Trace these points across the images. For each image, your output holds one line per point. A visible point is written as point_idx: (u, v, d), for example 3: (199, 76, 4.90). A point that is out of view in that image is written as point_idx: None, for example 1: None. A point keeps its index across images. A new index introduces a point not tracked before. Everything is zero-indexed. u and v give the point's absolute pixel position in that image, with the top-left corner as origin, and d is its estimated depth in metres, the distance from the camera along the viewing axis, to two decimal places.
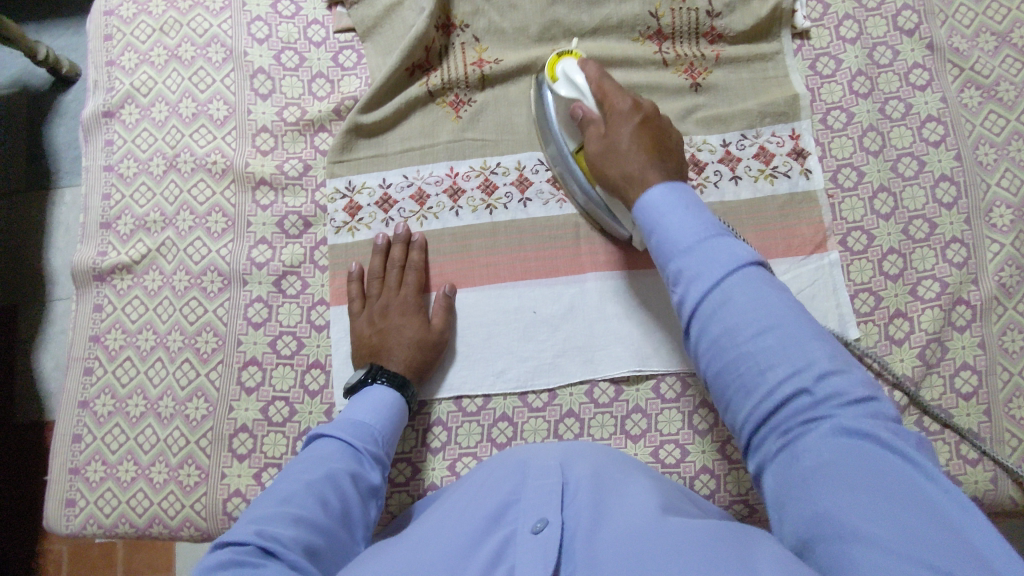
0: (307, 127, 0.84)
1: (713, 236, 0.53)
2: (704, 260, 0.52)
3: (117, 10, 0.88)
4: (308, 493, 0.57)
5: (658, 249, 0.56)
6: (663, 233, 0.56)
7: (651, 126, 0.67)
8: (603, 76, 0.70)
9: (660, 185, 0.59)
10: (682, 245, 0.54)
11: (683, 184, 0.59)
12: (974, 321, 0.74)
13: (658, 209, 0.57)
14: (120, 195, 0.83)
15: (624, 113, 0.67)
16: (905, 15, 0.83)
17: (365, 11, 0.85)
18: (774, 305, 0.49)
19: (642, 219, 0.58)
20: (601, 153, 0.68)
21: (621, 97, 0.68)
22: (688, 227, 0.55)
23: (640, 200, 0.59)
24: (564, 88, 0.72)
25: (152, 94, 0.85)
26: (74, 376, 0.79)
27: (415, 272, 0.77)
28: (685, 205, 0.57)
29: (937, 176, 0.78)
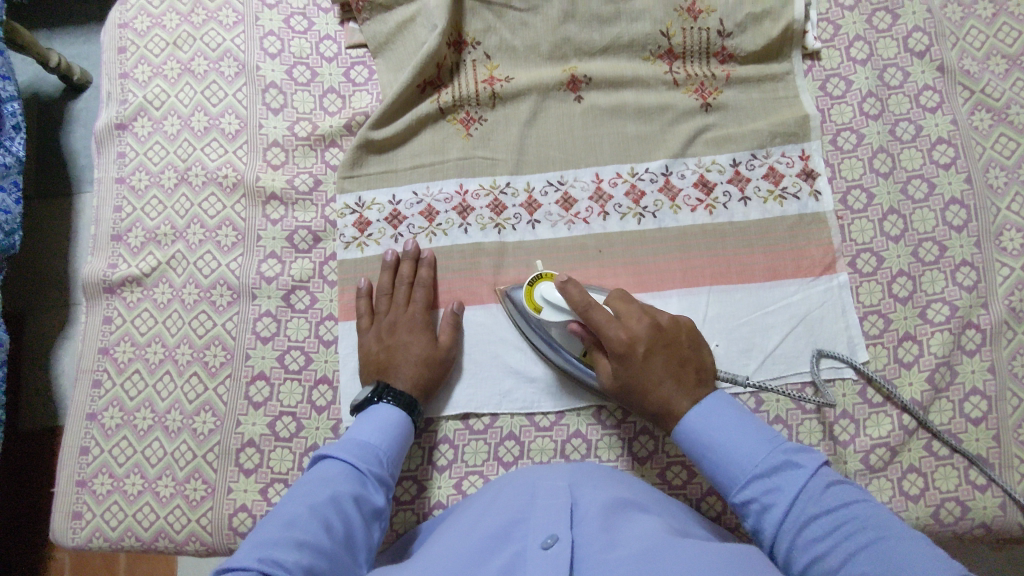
0: (318, 142, 0.84)
1: (775, 456, 0.56)
2: (774, 487, 0.55)
3: (131, 23, 0.88)
4: (312, 516, 0.57)
5: (722, 477, 0.58)
6: (719, 462, 0.58)
7: (665, 347, 0.65)
8: (588, 304, 0.67)
9: (704, 399, 0.62)
10: (743, 476, 0.56)
11: (715, 393, 0.62)
12: (984, 345, 0.74)
13: (719, 429, 0.60)
14: (131, 207, 0.83)
15: (635, 360, 0.65)
16: (916, 37, 0.83)
17: (377, 26, 0.85)
18: (848, 511, 0.51)
19: (689, 445, 0.61)
20: (628, 391, 0.66)
21: (614, 328, 0.65)
22: (745, 446, 0.57)
23: (682, 422, 0.62)
24: (554, 315, 0.71)
25: (165, 107, 0.86)
26: (82, 388, 0.79)
27: (423, 289, 0.77)
28: (735, 419, 0.60)
29: (947, 198, 0.78)
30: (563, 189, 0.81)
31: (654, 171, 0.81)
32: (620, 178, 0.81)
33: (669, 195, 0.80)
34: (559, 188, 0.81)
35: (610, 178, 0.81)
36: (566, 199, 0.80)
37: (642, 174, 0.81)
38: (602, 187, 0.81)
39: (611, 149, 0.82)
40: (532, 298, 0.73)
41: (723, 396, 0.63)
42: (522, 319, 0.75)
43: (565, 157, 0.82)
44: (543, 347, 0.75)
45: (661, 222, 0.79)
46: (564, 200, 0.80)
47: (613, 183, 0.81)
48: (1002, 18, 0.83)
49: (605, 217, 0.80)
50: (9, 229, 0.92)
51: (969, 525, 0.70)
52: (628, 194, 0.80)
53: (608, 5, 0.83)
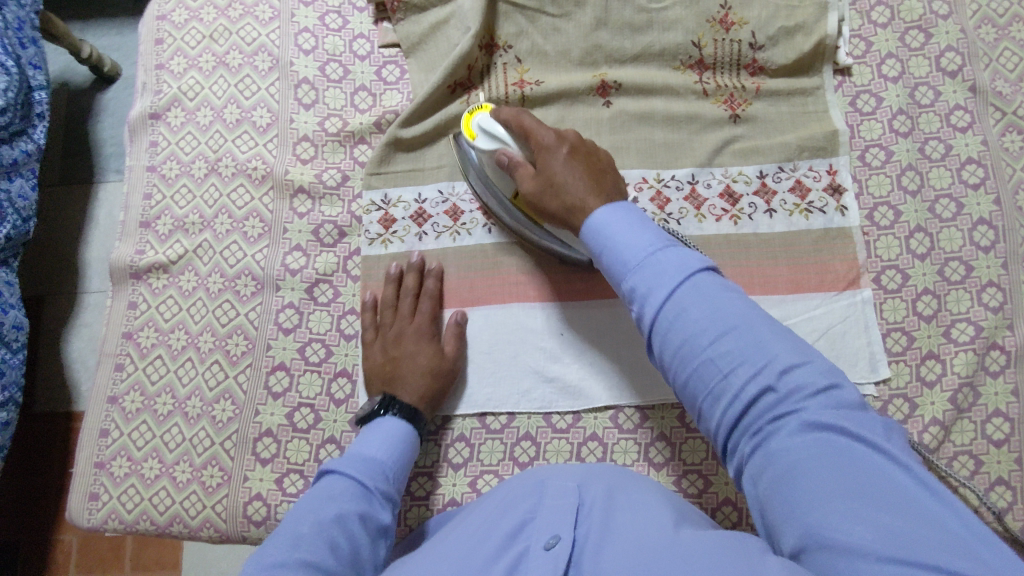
0: (348, 138, 0.85)
1: (664, 247, 0.55)
2: (656, 274, 0.54)
3: (169, 15, 0.90)
4: (316, 536, 0.56)
5: (612, 265, 0.57)
6: (614, 254, 0.57)
7: (580, 153, 0.67)
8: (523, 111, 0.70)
9: (604, 207, 0.60)
10: (631, 261, 0.56)
11: (627, 204, 0.60)
12: (1008, 367, 0.73)
13: (611, 224, 0.59)
14: (161, 195, 0.84)
15: (552, 151, 0.67)
16: (949, 56, 0.83)
17: (410, 27, 0.86)
18: (730, 306, 0.51)
19: (592, 239, 0.60)
20: (542, 189, 0.67)
21: (544, 130, 0.68)
22: (637, 240, 0.56)
23: (589, 220, 0.61)
24: (487, 142, 0.72)
25: (198, 98, 0.87)
26: (105, 371, 0.80)
27: (429, 300, 0.77)
28: (635, 220, 0.58)
29: (975, 219, 0.78)
30: None
31: (679, 179, 0.81)
32: (646, 183, 0.81)
33: (694, 204, 0.80)
34: None
35: (636, 184, 0.81)
36: None
37: (667, 181, 0.81)
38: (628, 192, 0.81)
39: (638, 155, 0.82)
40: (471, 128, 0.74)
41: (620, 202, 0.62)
42: (467, 163, 0.79)
43: None
44: (496, 196, 0.77)
45: (685, 229, 0.79)
46: None
47: (638, 189, 0.81)
48: None
49: None
50: (26, 216, 0.92)
51: None
52: (653, 200, 0.80)
53: (641, 14, 0.83)
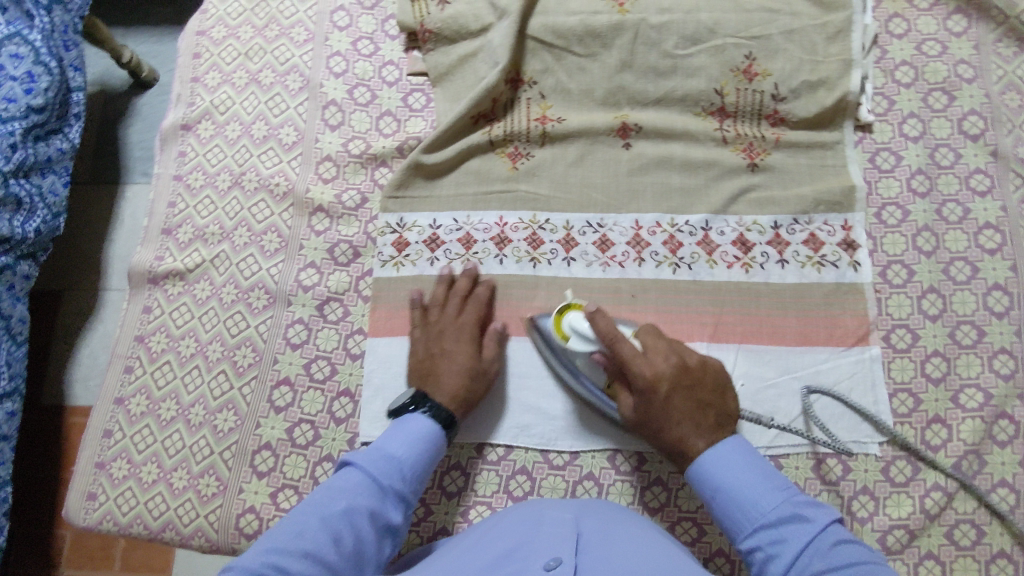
0: (369, 161, 0.87)
1: (779, 508, 0.58)
2: (774, 534, 0.57)
3: (208, 32, 0.93)
4: (320, 529, 0.57)
5: (733, 521, 0.60)
6: (721, 501, 0.61)
7: (683, 390, 0.66)
8: (616, 338, 0.67)
9: (717, 449, 0.62)
10: (749, 525, 0.58)
11: (733, 440, 0.62)
12: (1016, 438, 0.72)
13: (721, 471, 0.61)
14: (185, 204, 0.86)
15: (648, 390, 0.66)
16: (971, 120, 0.83)
17: (439, 57, 0.88)
18: (841, 556, 0.54)
19: (703, 487, 0.62)
20: (641, 420, 0.67)
21: (640, 362, 0.66)
22: (753, 488, 0.59)
23: (699, 465, 0.63)
24: (583, 344, 0.70)
25: (228, 113, 0.89)
26: (115, 373, 0.81)
27: (478, 305, 0.77)
28: (754, 466, 0.61)
29: (990, 284, 0.77)
30: (602, 231, 0.82)
31: (693, 224, 0.81)
32: (660, 227, 0.82)
33: (707, 249, 0.80)
34: (597, 230, 0.82)
35: (649, 226, 0.82)
36: (603, 242, 0.81)
37: (681, 226, 0.81)
38: (641, 234, 0.81)
39: (653, 198, 0.83)
40: (561, 322, 0.72)
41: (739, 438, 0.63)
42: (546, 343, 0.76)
43: (607, 200, 0.83)
44: (569, 376, 0.75)
45: (696, 274, 0.80)
46: (601, 242, 0.81)
47: (652, 231, 0.81)
48: None
49: (640, 263, 0.80)
50: (57, 212, 0.95)
51: None
52: (666, 243, 0.81)
53: (665, 60, 0.84)
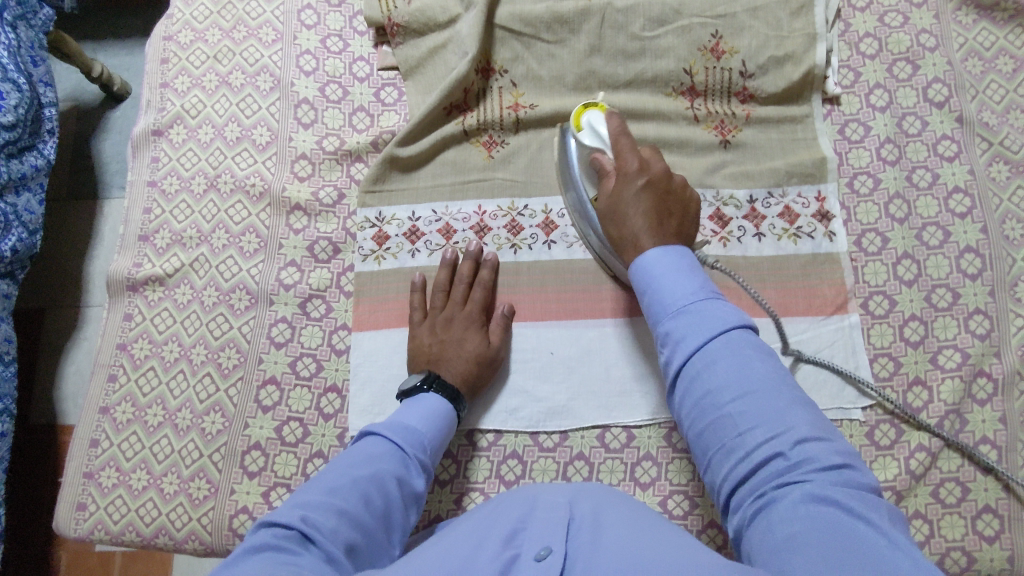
0: (345, 157, 0.87)
1: (705, 303, 0.56)
2: (694, 323, 0.55)
3: (175, 36, 0.92)
4: (353, 490, 0.57)
5: (653, 312, 0.58)
6: (653, 292, 0.58)
7: (658, 191, 0.66)
8: (622, 134, 0.71)
9: (654, 250, 0.60)
10: (671, 308, 0.57)
11: (680, 247, 0.61)
12: (995, 395, 0.73)
13: (658, 270, 0.59)
14: (161, 210, 0.86)
15: (626, 175, 0.67)
16: (936, 88, 0.84)
17: (409, 51, 0.88)
18: (756, 367, 0.52)
19: (638, 279, 0.60)
20: (608, 209, 0.68)
21: (630, 155, 0.68)
22: (684, 283, 0.57)
23: (641, 257, 0.61)
24: (591, 138, 0.73)
25: (200, 116, 0.89)
26: (98, 382, 0.81)
27: (482, 290, 0.78)
28: (685, 268, 0.59)
29: (962, 247, 0.78)
30: None
31: None
32: None
33: None
34: None
35: None
36: None
37: None
38: None
39: None
40: (580, 116, 0.76)
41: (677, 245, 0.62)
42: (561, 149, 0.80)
43: None
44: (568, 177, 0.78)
45: None
46: None
47: None
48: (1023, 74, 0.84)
49: None
50: (32, 229, 0.94)
51: None
52: None
53: (633, 42, 0.85)
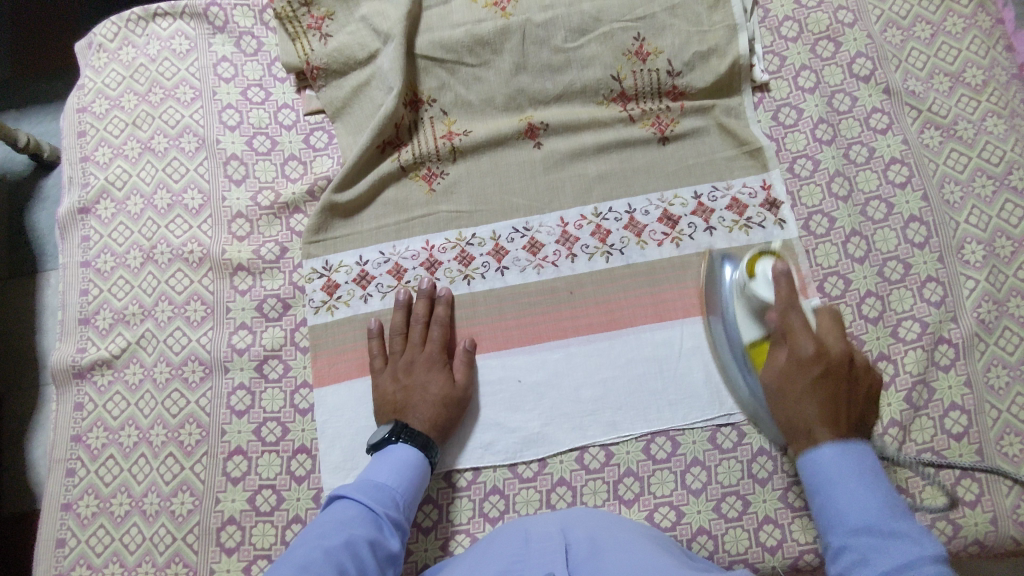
0: (282, 209, 0.84)
1: (891, 525, 0.51)
2: (877, 550, 0.51)
3: (90, 107, 0.89)
4: (326, 561, 0.55)
5: (819, 518, 0.57)
6: (813, 488, 0.58)
7: (834, 379, 0.62)
8: (791, 306, 0.65)
9: (830, 446, 0.58)
10: (845, 526, 0.53)
11: (863, 444, 0.58)
12: (958, 359, 0.74)
13: (827, 470, 0.57)
14: (98, 289, 0.83)
15: (801, 363, 0.64)
16: (860, 62, 0.85)
17: (333, 92, 0.86)
18: None
19: (806, 478, 0.59)
20: (776, 390, 0.65)
21: (805, 336, 0.64)
22: (858, 498, 0.54)
23: (812, 451, 0.59)
24: (764, 290, 0.68)
25: (127, 186, 0.86)
26: (56, 478, 0.77)
27: (439, 327, 0.77)
28: (864, 477, 0.55)
29: (907, 217, 0.79)
30: (529, 234, 0.81)
31: (617, 210, 0.81)
32: (585, 219, 0.81)
33: (635, 231, 0.80)
34: (525, 234, 0.81)
35: (575, 221, 0.81)
36: (533, 245, 0.81)
37: (606, 214, 0.81)
38: (568, 231, 0.81)
39: (574, 193, 0.83)
40: (752, 263, 0.71)
41: (851, 437, 0.59)
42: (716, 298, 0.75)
43: (529, 204, 0.82)
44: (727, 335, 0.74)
45: (629, 258, 0.80)
46: (531, 245, 0.81)
47: (578, 226, 0.81)
48: (940, 38, 0.85)
49: (573, 259, 0.80)
50: None
51: (962, 544, 0.69)
52: (594, 234, 0.81)
53: (557, 55, 0.84)
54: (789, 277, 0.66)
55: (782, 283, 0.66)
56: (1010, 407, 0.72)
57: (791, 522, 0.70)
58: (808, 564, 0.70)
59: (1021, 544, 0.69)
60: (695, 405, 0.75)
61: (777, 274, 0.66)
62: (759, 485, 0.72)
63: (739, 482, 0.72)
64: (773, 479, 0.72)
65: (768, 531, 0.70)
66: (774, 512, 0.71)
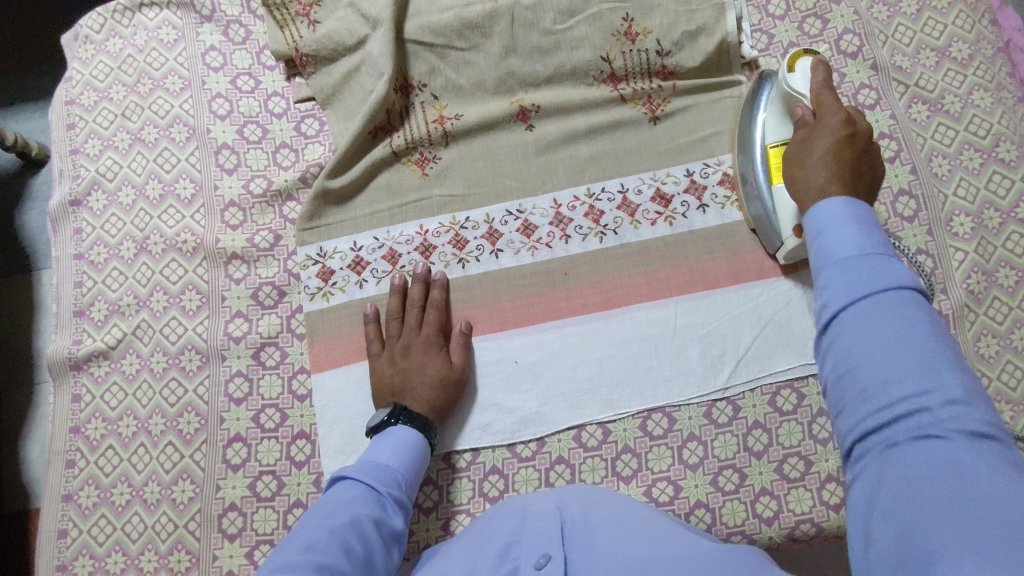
0: (275, 197, 0.84)
1: (876, 250, 0.44)
2: (866, 272, 0.43)
3: (78, 99, 0.89)
4: (331, 540, 0.56)
5: (812, 266, 0.48)
6: (816, 234, 0.48)
7: (853, 148, 0.59)
8: (823, 87, 0.65)
9: (834, 197, 0.49)
10: (836, 263, 0.45)
11: (863, 202, 0.48)
12: (949, 330, 0.75)
13: (828, 218, 0.48)
14: (92, 281, 0.83)
15: (827, 126, 0.62)
16: (847, 39, 0.86)
17: (322, 79, 0.86)
18: (906, 329, 0.41)
19: (807, 235, 0.49)
20: (794, 156, 0.62)
21: (834, 108, 0.62)
22: (851, 237, 0.46)
23: (818, 203, 0.49)
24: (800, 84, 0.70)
25: (118, 178, 0.86)
26: (56, 470, 0.77)
27: (436, 310, 0.77)
28: (860, 223, 0.46)
29: (896, 191, 0.80)
30: (523, 217, 0.81)
31: (610, 191, 0.82)
32: (578, 201, 0.82)
33: (628, 212, 0.81)
34: (518, 216, 0.82)
35: (568, 203, 0.82)
36: (527, 228, 0.81)
37: (598, 194, 0.82)
38: (562, 212, 0.81)
39: (566, 173, 0.83)
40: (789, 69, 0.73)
41: (855, 196, 0.50)
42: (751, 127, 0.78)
43: (522, 186, 0.83)
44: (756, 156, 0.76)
45: (622, 238, 0.80)
46: (525, 227, 0.81)
47: (571, 207, 0.81)
48: (926, 13, 0.86)
49: (567, 241, 0.80)
50: None
51: None
52: (587, 215, 0.81)
53: (547, 37, 0.84)
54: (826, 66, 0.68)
55: (818, 71, 0.68)
56: (1001, 375, 0.73)
57: (786, 493, 0.71)
58: (804, 534, 0.71)
59: None
60: (690, 381, 0.75)
61: (816, 66, 0.68)
62: (755, 458, 0.73)
63: (736, 456, 0.73)
64: (768, 452, 0.73)
65: (765, 502, 0.71)
66: (770, 484, 0.72)
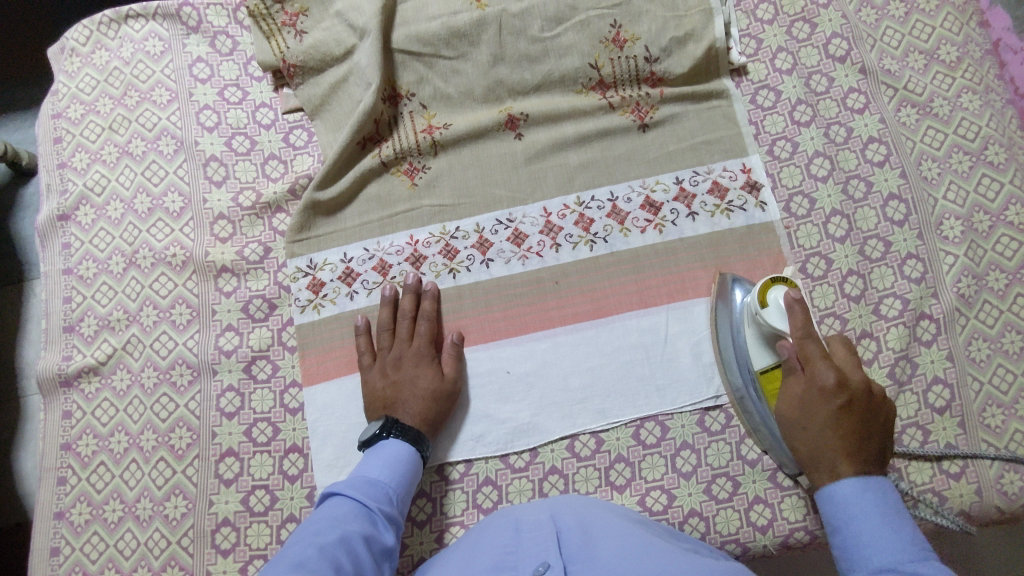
0: (264, 209, 0.84)
1: (912, 565, 0.53)
2: (881, 548, 0.56)
3: (65, 112, 0.88)
4: (322, 558, 0.55)
5: (842, 556, 0.59)
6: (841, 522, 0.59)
7: (852, 412, 0.63)
8: (808, 335, 0.66)
9: (851, 479, 0.61)
10: (863, 556, 0.56)
11: (884, 479, 0.61)
12: (940, 334, 0.75)
13: (847, 504, 0.60)
14: (81, 296, 0.82)
15: (823, 392, 0.64)
16: (836, 43, 0.86)
17: (310, 89, 0.86)
18: None
19: (823, 510, 0.62)
20: (792, 424, 0.66)
21: (823, 367, 0.65)
22: (878, 536, 0.56)
23: (833, 482, 0.62)
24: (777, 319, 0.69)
25: (106, 192, 0.85)
26: (47, 488, 0.77)
27: (427, 321, 0.77)
28: (884, 510, 0.58)
29: (885, 195, 0.80)
30: (513, 226, 0.81)
31: (600, 199, 0.82)
32: (568, 209, 0.82)
33: (618, 219, 0.81)
34: (509, 225, 0.81)
35: (558, 211, 0.82)
36: (517, 236, 0.81)
37: (589, 202, 0.82)
38: (552, 221, 0.81)
39: (556, 183, 0.83)
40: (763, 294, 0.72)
41: (870, 470, 0.62)
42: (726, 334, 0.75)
43: (512, 196, 0.83)
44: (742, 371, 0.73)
45: (613, 246, 0.80)
46: (515, 236, 0.81)
47: (562, 215, 0.81)
48: (914, 16, 0.86)
49: (557, 249, 0.80)
50: None
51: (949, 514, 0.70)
52: (578, 223, 0.81)
53: (534, 45, 0.84)
54: (802, 305, 0.67)
55: (796, 310, 0.67)
56: (992, 379, 0.73)
57: (780, 501, 0.71)
58: (797, 541, 0.71)
59: (1005, 513, 0.70)
60: (682, 389, 0.75)
61: (789, 302, 0.68)
62: (748, 466, 0.73)
63: (729, 463, 0.73)
64: (762, 460, 0.73)
65: (759, 511, 0.71)
66: (763, 492, 0.72)
